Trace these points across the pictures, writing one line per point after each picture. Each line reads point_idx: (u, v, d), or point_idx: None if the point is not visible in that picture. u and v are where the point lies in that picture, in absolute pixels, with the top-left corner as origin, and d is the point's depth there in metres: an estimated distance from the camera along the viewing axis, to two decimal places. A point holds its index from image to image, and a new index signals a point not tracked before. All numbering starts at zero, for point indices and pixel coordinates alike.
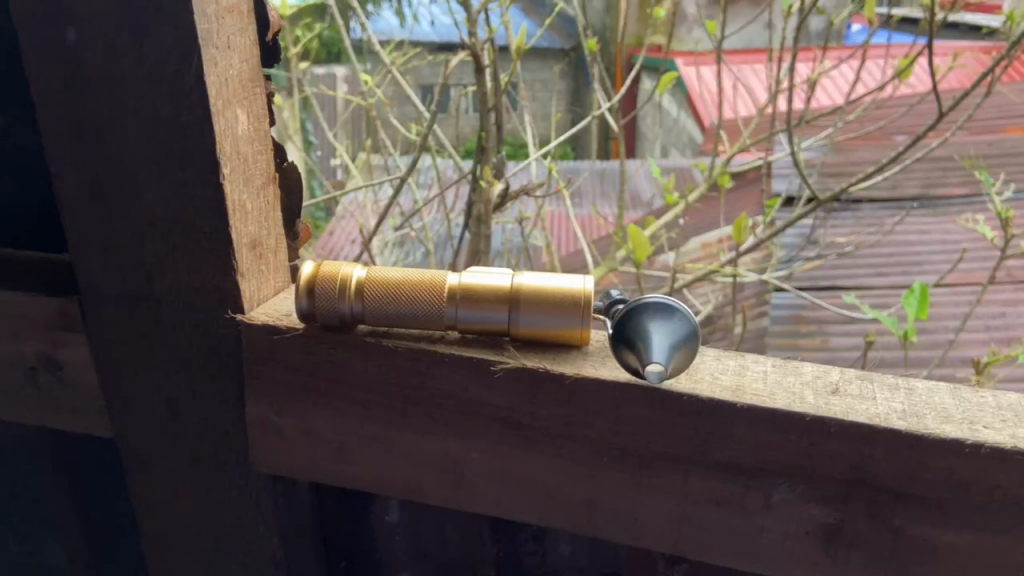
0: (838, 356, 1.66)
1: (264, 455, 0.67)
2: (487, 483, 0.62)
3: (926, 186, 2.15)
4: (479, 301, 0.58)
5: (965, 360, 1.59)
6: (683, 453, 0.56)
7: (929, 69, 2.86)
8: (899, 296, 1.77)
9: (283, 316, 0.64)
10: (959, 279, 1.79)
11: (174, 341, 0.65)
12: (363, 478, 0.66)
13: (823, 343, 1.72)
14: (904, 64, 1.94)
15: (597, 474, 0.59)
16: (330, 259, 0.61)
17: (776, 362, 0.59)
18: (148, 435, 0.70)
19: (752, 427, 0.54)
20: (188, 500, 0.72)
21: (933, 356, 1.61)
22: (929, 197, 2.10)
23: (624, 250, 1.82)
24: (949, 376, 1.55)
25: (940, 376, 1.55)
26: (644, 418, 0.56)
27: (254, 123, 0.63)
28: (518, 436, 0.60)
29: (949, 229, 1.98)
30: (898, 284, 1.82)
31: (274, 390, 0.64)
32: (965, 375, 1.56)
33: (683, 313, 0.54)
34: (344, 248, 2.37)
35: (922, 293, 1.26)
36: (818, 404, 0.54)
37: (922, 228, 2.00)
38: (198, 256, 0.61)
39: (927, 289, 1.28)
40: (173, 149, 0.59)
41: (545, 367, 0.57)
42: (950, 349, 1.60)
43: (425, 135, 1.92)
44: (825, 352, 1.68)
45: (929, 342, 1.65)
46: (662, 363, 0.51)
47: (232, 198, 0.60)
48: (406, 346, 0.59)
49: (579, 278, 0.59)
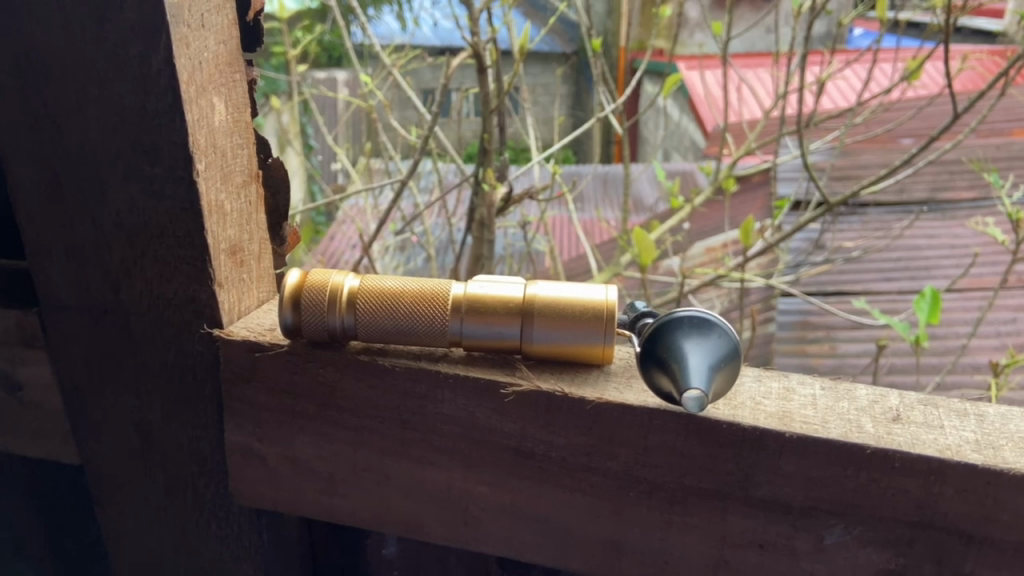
0: (847, 364, 1.59)
1: (245, 486, 0.60)
2: (495, 519, 0.55)
3: (934, 189, 2.08)
4: (488, 314, 0.51)
5: (979, 367, 1.52)
6: (721, 489, 0.49)
7: (941, 69, 2.76)
8: (909, 302, 1.70)
9: (266, 331, 0.57)
10: (970, 284, 1.72)
11: (144, 359, 0.58)
12: (355, 514, 0.58)
13: (832, 350, 1.64)
14: (915, 65, 1.86)
15: (621, 510, 0.52)
16: (318, 268, 0.54)
17: (825, 385, 0.52)
18: (118, 462, 0.63)
19: (802, 460, 0.47)
20: (162, 533, 0.65)
21: (944, 362, 1.54)
22: (937, 201, 2.03)
23: (629, 255, 1.74)
24: (964, 382, 1.47)
25: (954, 383, 1.48)
26: (676, 449, 0.49)
27: (234, 114, 0.56)
28: (531, 468, 0.53)
29: (959, 233, 1.91)
30: (908, 289, 1.76)
31: (255, 414, 0.57)
32: (981, 382, 1.48)
33: (723, 329, 0.47)
34: (345, 254, 2.28)
35: (935, 298, 1.19)
36: (878, 433, 0.47)
37: (931, 231, 1.93)
38: (170, 263, 0.55)
39: (939, 293, 1.21)
40: (140, 141, 0.52)
41: (561, 390, 0.50)
42: (963, 356, 1.53)
43: (425, 137, 1.81)
44: (832, 360, 1.61)
45: (940, 348, 1.57)
46: (702, 388, 0.44)
47: (209, 197, 0.53)
48: (403, 365, 0.52)
49: (600, 288, 0.52)
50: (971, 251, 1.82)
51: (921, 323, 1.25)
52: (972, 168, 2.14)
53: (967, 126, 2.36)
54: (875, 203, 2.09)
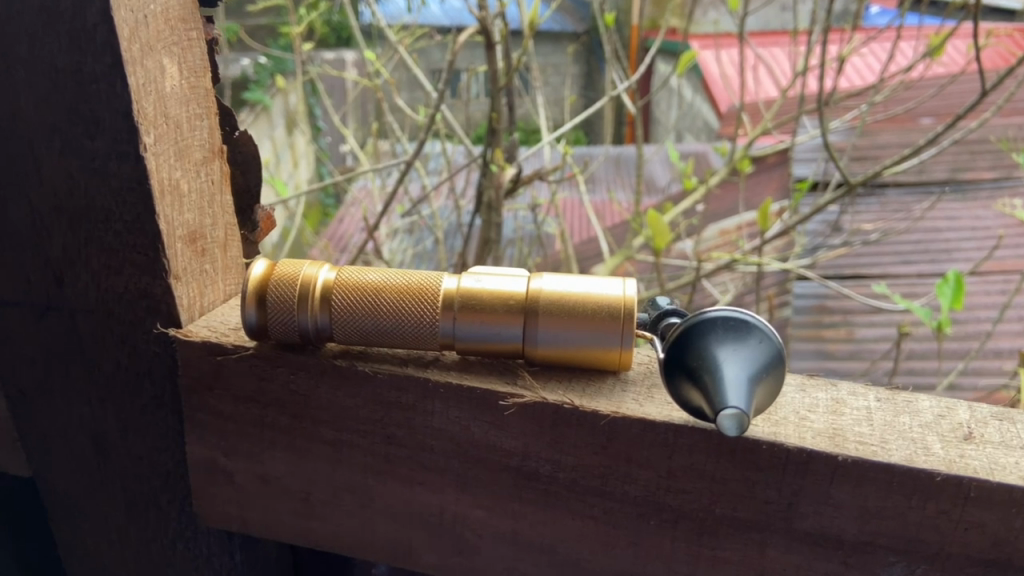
0: (864, 350, 1.51)
1: (211, 506, 0.53)
2: (494, 547, 0.48)
3: (954, 169, 1.96)
4: (483, 312, 0.44)
5: (1003, 354, 1.43)
6: (761, 521, 0.42)
7: (963, 48, 2.59)
8: (930, 286, 1.61)
9: (231, 331, 0.49)
10: (992, 267, 1.62)
11: (94, 363, 0.51)
12: (333, 540, 0.51)
13: (849, 335, 1.56)
14: (939, 40, 1.74)
15: (641, 542, 0.45)
16: (288, 259, 0.47)
17: (882, 397, 0.44)
18: (73, 475, 0.56)
19: (857, 489, 0.40)
20: (123, 553, 0.58)
21: (967, 348, 1.46)
22: (958, 181, 1.92)
23: (642, 237, 1.64)
24: (988, 371, 1.39)
25: (978, 371, 1.39)
26: (706, 472, 0.42)
27: (190, 79, 0.48)
28: (536, 492, 0.45)
29: (980, 214, 1.80)
30: (928, 273, 1.66)
31: (221, 425, 0.50)
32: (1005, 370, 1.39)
33: (763, 333, 0.39)
34: (353, 237, 2.20)
35: (959, 281, 1.09)
36: (950, 457, 0.40)
37: (952, 213, 1.83)
38: (118, 253, 0.47)
39: (964, 276, 1.11)
40: (78, 110, 0.44)
41: (570, 402, 0.42)
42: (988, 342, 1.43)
43: (432, 116, 1.70)
44: (850, 345, 1.53)
45: (962, 333, 1.49)
46: (742, 406, 0.36)
47: (159, 176, 0.46)
48: (386, 371, 0.45)
49: (616, 281, 0.44)
50: (994, 234, 1.72)
51: (943, 309, 1.16)
52: (996, 149, 2.02)
53: (991, 105, 2.23)
54: (893, 185, 1.98)
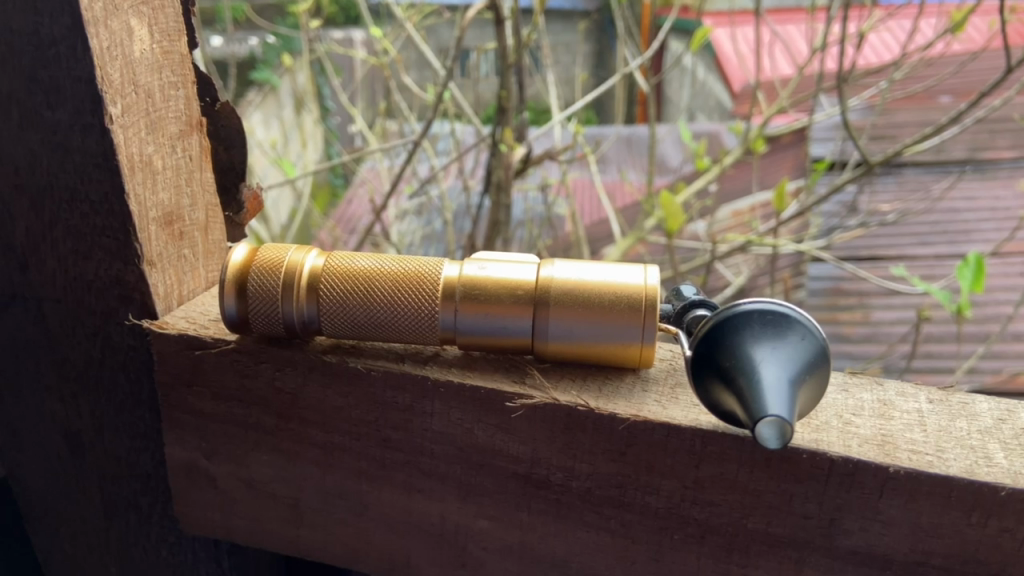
0: (880, 333, 1.45)
1: (193, 512, 0.49)
2: (498, 561, 0.44)
3: (974, 147, 1.85)
4: (489, 303, 0.39)
5: None
6: (797, 537, 0.38)
7: (985, 25, 2.40)
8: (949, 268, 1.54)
9: (212, 322, 0.45)
10: (1013, 248, 1.54)
11: (66, 356, 0.47)
12: (325, 549, 0.47)
13: (865, 317, 1.49)
14: (960, 16, 1.62)
15: (662, 559, 0.40)
16: (272, 242, 0.42)
17: (933, 398, 0.39)
18: (46, 476, 0.52)
19: (911, 504, 0.35)
20: (102, 556, 0.54)
21: (986, 331, 1.39)
22: (978, 160, 1.81)
23: (655, 219, 1.57)
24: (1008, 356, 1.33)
25: (998, 356, 1.33)
26: (737, 483, 0.37)
27: (162, 43, 0.43)
28: (548, 502, 0.41)
29: (1000, 194, 1.72)
30: (947, 255, 1.60)
31: (201, 426, 0.45)
32: None
33: (805, 329, 0.35)
34: (361, 218, 2.15)
35: (980, 264, 1.02)
36: (1016, 468, 0.35)
37: (972, 193, 1.74)
38: (86, 236, 0.43)
39: (985, 259, 1.04)
40: (36, 78, 0.40)
41: (585, 404, 0.38)
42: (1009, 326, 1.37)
43: (439, 95, 1.62)
44: (865, 328, 1.46)
45: (982, 316, 1.41)
46: (784, 413, 0.32)
47: (128, 151, 0.41)
48: (381, 368, 0.41)
49: (637, 267, 0.40)
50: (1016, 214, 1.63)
51: (964, 292, 1.09)
52: None
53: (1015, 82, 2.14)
54: (912, 164, 1.91)
